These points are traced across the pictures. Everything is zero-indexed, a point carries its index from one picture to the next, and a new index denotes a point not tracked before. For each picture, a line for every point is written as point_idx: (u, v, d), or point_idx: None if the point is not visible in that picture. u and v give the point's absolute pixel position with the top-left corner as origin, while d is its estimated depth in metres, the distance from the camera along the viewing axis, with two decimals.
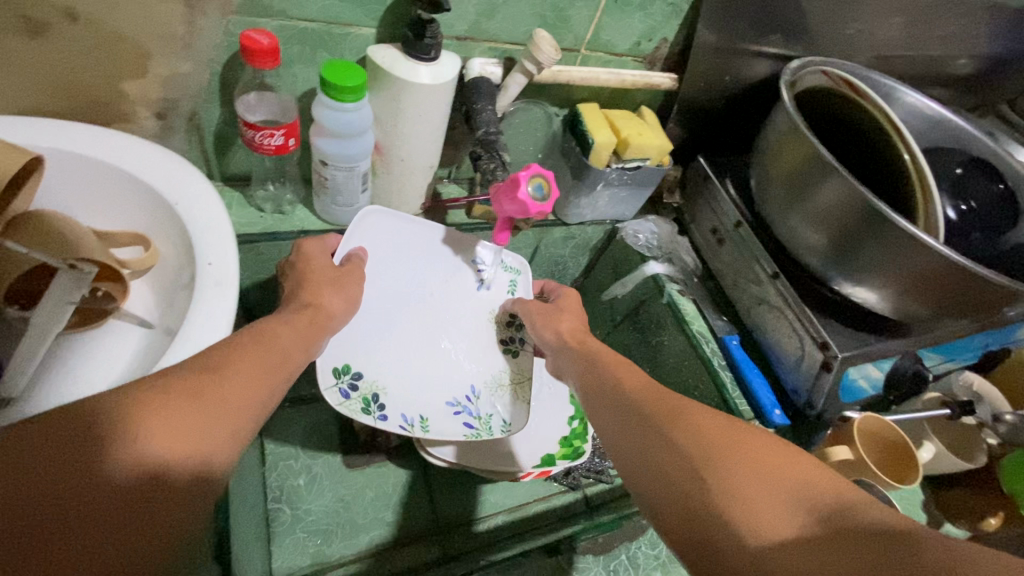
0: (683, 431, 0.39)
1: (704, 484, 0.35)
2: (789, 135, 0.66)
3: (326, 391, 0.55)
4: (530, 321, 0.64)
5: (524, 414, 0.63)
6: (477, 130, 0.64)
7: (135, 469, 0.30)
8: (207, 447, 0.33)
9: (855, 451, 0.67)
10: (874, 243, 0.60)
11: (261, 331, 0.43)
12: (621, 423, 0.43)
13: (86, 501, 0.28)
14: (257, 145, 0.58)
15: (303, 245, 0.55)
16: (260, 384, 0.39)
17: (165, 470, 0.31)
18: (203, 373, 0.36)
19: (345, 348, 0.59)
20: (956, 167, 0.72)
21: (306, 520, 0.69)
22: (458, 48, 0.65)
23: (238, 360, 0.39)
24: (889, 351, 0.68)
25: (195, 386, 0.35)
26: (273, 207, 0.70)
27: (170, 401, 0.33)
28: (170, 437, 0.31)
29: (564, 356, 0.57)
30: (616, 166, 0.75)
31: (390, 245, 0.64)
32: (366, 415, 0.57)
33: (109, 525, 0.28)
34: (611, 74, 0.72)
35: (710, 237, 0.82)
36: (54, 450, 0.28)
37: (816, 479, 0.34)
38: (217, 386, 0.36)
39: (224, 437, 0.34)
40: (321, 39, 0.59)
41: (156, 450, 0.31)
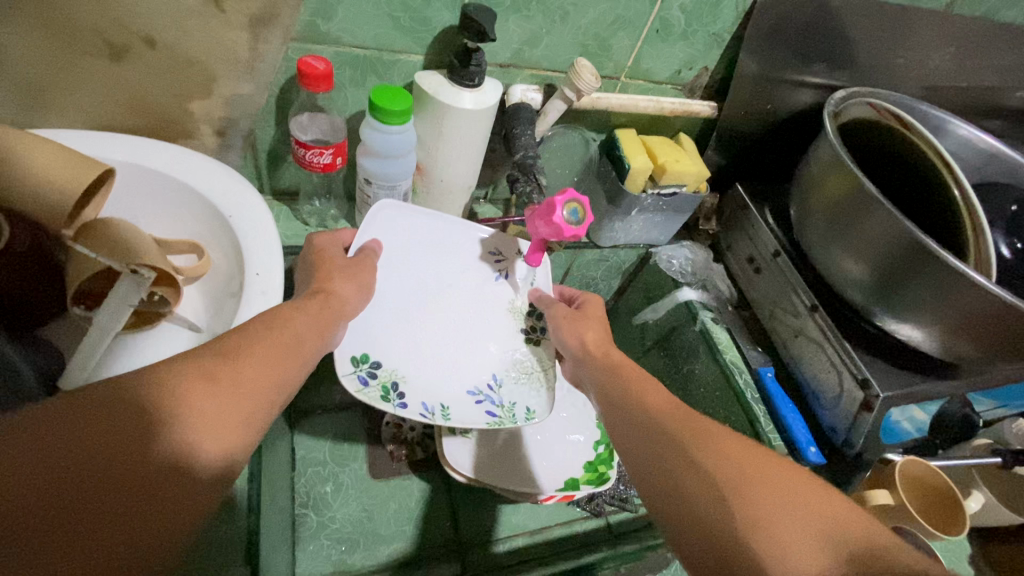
0: (707, 452, 0.39)
1: (727, 511, 0.35)
2: (832, 167, 0.65)
3: (344, 377, 0.55)
4: (554, 325, 0.63)
5: (547, 401, 0.63)
6: (515, 154, 0.66)
7: (156, 453, 0.32)
8: (223, 432, 0.35)
9: (896, 496, 0.63)
10: (921, 280, 0.58)
11: (278, 315, 0.45)
12: (642, 443, 0.42)
13: (108, 482, 0.30)
14: (307, 163, 0.61)
15: (315, 240, 0.57)
16: (278, 368, 0.40)
17: (186, 457, 0.33)
18: (222, 358, 0.38)
19: (364, 338, 0.59)
20: (1010, 205, 0.69)
21: (330, 527, 0.70)
22: (501, 75, 0.67)
23: (258, 343, 0.40)
24: (936, 392, 0.65)
25: (211, 373, 0.36)
26: (317, 221, 0.73)
27: (187, 387, 0.34)
28: (189, 424, 0.33)
29: (584, 366, 0.57)
30: (652, 192, 0.75)
31: (408, 241, 0.66)
32: (385, 403, 0.57)
33: (127, 506, 0.30)
34: (650, 101, 0.73)
35: (746, 266, 0.81)
36: (81, 431, 0.30)
37: (844, 518, 0.34)
38: (235, 369, 0.37)
39: (242, 425, 0.36)
40: (372, 65, 0.62)
41: (173, 436, 0.33)
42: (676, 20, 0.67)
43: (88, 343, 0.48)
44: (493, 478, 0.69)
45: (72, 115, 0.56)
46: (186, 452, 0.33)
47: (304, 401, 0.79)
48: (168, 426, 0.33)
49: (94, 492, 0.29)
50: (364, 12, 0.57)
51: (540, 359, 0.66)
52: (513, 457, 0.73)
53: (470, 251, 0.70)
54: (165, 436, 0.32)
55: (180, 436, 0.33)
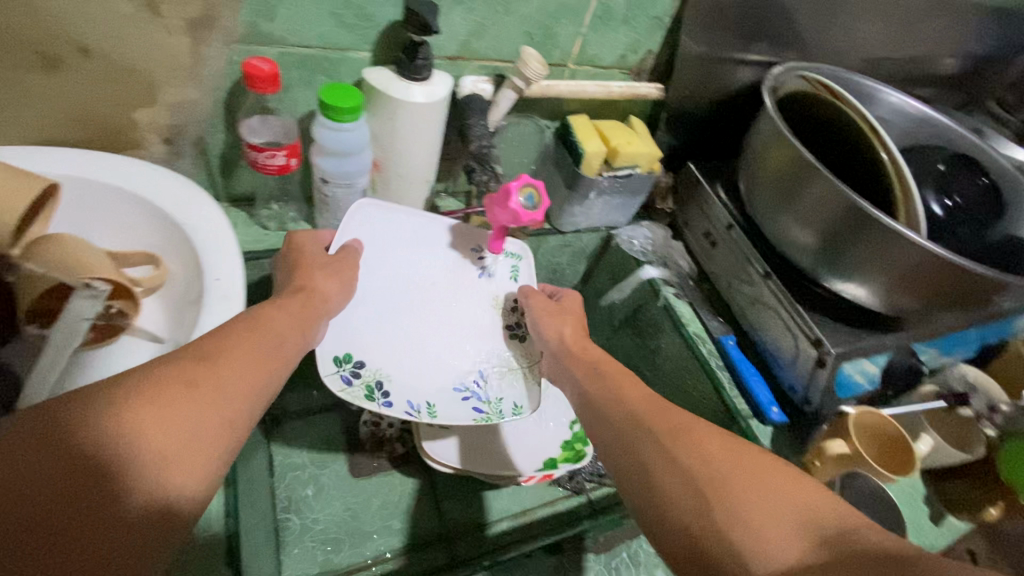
0: (686, 448, 0.40)
1: (707, 505, 0.37)
2: (774, 140, 0.68)
3: (327, 377, 0.56)
4: (533, 314, 0.65)
5: (535, 396, 0.64)
6: (471, 145, 0.66)
7: (134, 463, 0.31)
8: (202, 440, 0.34)
9: (851, 445, 0.66)
10: (861, 242, 0.62)
11: (259, 315, 0.45)
12: (622, 437, 0.44)
13: (84, 493, 0.29)
14: (261, 165, 0.61)
15: (294, 237, 0.58)
16: (253, 368, 0.39)
17: (166, 464, 0.32)
18: (199, 361, 0.37)
19: (347, 337, 0.60)
20: (939, 164, 0.72)
21: (314, 529, 0.71)
22: (450, 67, 0.67)
23: (235, 346, 0.40)
24: (882, 345, 0.69)
25: (182, 375, 0.36)
26: (276, 225, 0.72)
27: (165, 393, 0.34)
28: (166, 431, 0.33)
29: (561, 362, 0.59)
30: (607, 175, 0.77)
31: (385, 236, 0.66)
32: (370, 402, 0.57)
33: (102, 520, 0.29)
34: (599, 86, 0.75)
35: (703, 240, 0.84)
36: (56, 446, 0.30)
37: (818, 504, 0.36)
38: (214, 371, 0.37)
39: (220, 429, 0.35)
40: (319, 64, 0.62)
41: (148, 444, 0.32)
42: (616, 5, 0.69)
43: (44, 363, 0.46)
44: (477, 466, 0.71)
45: (11, 131, 0.55)
46: (162, 460, 0.32)
47: (279, 408, 0.79)
48: (144, 435, 0.32)
49: (68, 509, 0.29)
50: (306, 11, 0.57)
51: (519, 356, 0.67)
52: (493, 446, 0.75)
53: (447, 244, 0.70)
54: (141, 444, 0.32)
55: (157, 443, 0.32)
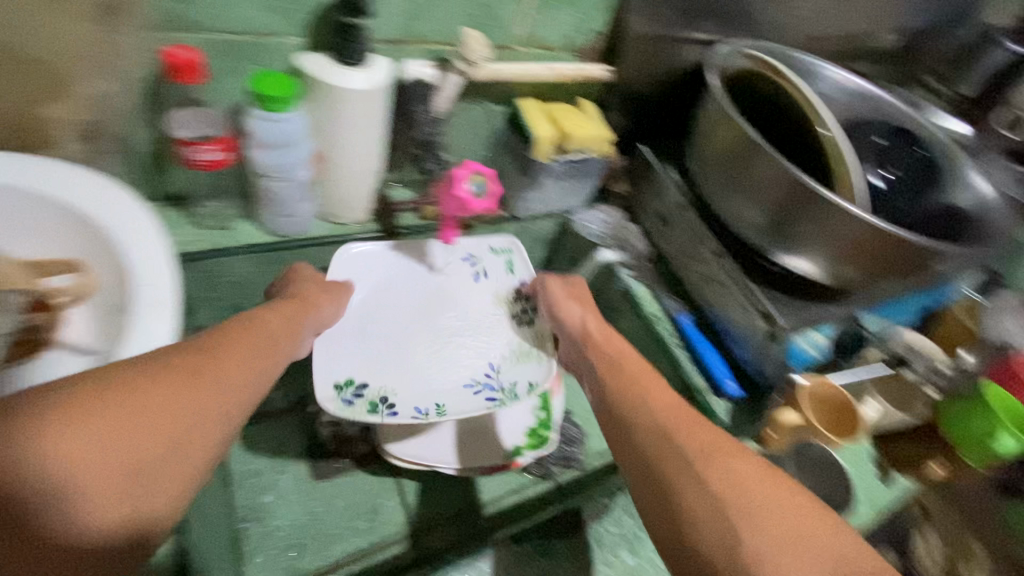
0: (718, 474, 0.41)
1: (735, 534, 0.38)
2: (721, 119, 0.69)
3: (328, 403, 0.57)
4: (548, 300, 0.65)
5: (546, 371, 0.64)
6: (416, 131, 0.68)
7: (142, 440, 0.35)
8: (199, 428, 0.38)
9: (802, 415, 0.70)
10: (805, 216, 0.63)
11: (251, 320, 0.47)
12: (650, 451, 0.44)
13: (96, 463, 0.33)
14: (191, 161, 0.59)
15: (295, 269, 0.61)
16: (240, 376, 0.42)
17: (167, 445, 0.36)
18: (203, 354, 0.41)
19: (346, 363, 0.60)
20: (876, 138, 0.75)
21: (276, 536, 0.68)
22: (390, 51, 0.65)
23: (235, 344, 0.43)
24: (829, 315, 0.71)
25: (164, 377, 0.37)
26: (214, 223, 0.68)
27: (171, 378, 0.38)
28: (172, 414, 0.37)
29: (579, 346, 0.59)
30: (560, 159, 0.76)
31: (375, 265, 0.68)
32: (375, 416, 0.58)
33: (108, 490, 0.33)
34: (545, 68, 0.73)
35: (657, 221, 0.84)
36: (74, 417, 0.33)
37: (845, 548, 0.38)
38: (216, 364, 0.41)
39: (215, 419, 0.39)
40: (248, 51, 0.59)
41: (154, 425, 0.36)
42: None
43: None
44: (479, 458, 0.72)
45: None
46: (165, 441, 0.36)
47: None
48: (153, 417, 0.36)
49: (83, 474, 0.33)
50: None
51: (529, 340, 0.67)
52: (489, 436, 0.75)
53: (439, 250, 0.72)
54: (148, 424, 0.35)
55: (161, 424, 0.36)
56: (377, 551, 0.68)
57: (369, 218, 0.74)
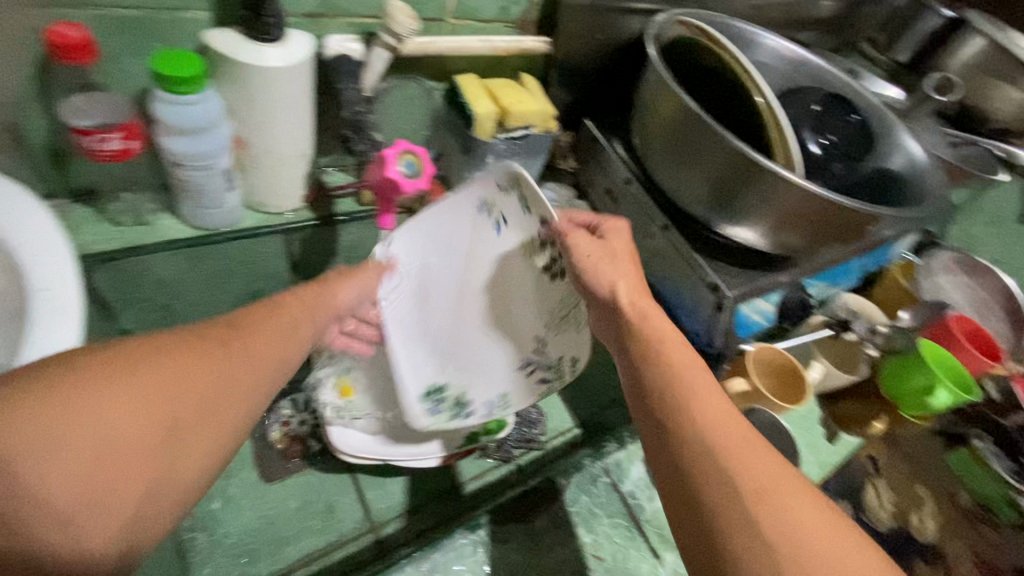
0: (761, 501, 0.38)
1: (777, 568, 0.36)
2: (661, 89, 0.68)
3: (417, 418, 0.70)
4: (574, 266, 0.54)
5: (586, 344, 0.58)
6: (343, 111, 0.63)
7: (177, 412, 0.38)
8: (228, 406, 0.41)
9: (750, 381, 0.69)
10: (746, 185, 0.63)
11: (272, 309, 0.49)
12: (686, 470, 0.41)
13: (136, 436, 0.35)
14: (93, 152, 0.55)
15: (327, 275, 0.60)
16: (261, 370, 0.44)
17: (201, 420, 0.39)
18: (230, 334, 0.44)
19: (425, 375, 0.71)
20: (814, 105, 0.74)
21: (226, 544, 0.66)
22: (310, 26, 0.61)
23: (259, 326, 0.46)
24: (775, 283, 0.71)
25: (196, 364, 0.40)
26: (131, 220, 0.63)
27: (204, 353, 0.41)
28: (206, 387, 0.40)
29: (606, 313, 0.53)
30: (502, 136, 0.73)
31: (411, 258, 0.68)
32: (455, 419, 0.69)
33: (145, 462, 0.36)
34: (483, 42, 0.72)
35: (606, 197, 0.83)
36: (116, 389, 0.35)
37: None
38: (243, 343, 0.44)
39: (245, 395, 0.42)
40: (149, 29, 0.55)
41: (187, 400, 0.38)
42: None
43: None
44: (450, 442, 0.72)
45: None
46: (197, 417, 0.39)
47: None
48: (190, 391, 0.39)
49: (124, 446, 0.35)
50: None
51: (562, 303, 0.59)
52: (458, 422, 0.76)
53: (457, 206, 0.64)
54: (184, 398, 0.38)
55: (197, 399, 0.39)
56: (337, 548, 0.66)
57: (304, 206, 0.70)
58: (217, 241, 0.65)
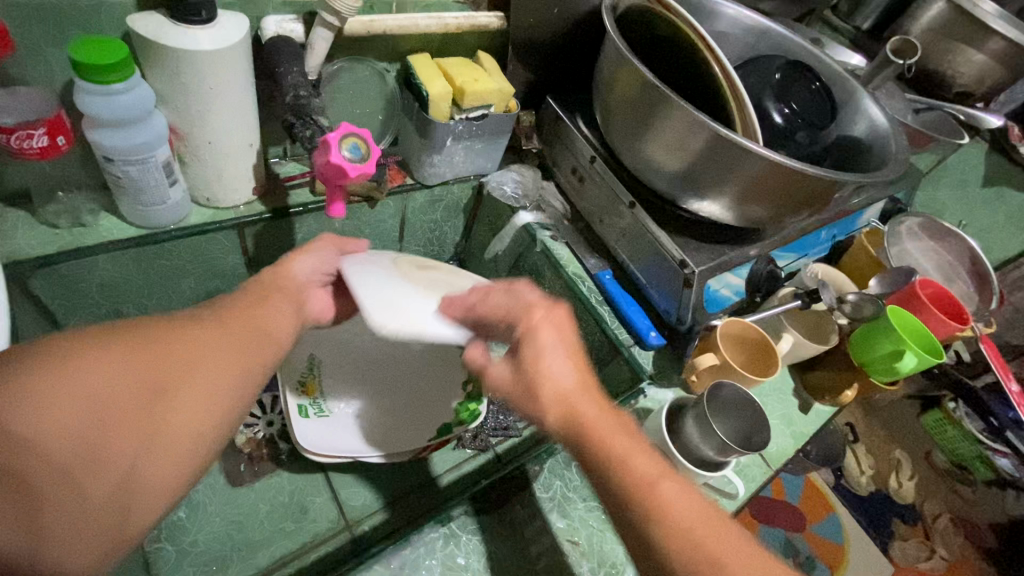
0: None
1: None
2: (618, 63, 0.66)
3: None
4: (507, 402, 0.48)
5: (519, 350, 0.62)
6: (285, 94, 0.58)
7: (162, 382, 0.38)
8: (219, 377, 0.40)
9: (719, 356, 0.67)
10: (708, 158, 0.62)
11: (259, 288, 0.49)
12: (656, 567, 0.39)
13: (124, 404, 0.36)
14: (16, 150, 0.51)
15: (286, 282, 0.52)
16: (251, 344, 0.43)
17: (191, 390, 0.39)
18: (217, 312, 0.44)
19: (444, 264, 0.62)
20: (774, 74, 0.73)
21: (194, 553, 0.63)
22: (246, 8, 0.58)
23: (245, 306, 0.46)
24: (744, 257, 0.71)
25: (185, 335, 0.40)
26: (69, 220, 0.60)
27: (191, 327, 0.41)
28: (193, 358, 0.40)
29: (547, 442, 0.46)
30: (459, 117, 0.71)
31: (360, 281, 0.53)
32: None
33: (135, 430, 0.36)
34: (431, 19, 0.69)
35: (572, 177, 0.81)
36: (101, 359, 0.36)
37: None
38: (228, 319, 0.44)
39: (236, 369, 0.42)
40: (70, 16, 0.51)
41: (173, 369, 0.39)
42: None
43: None
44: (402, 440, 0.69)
45: None
46: (185, 386, 0.39)
47: None
48: (176, 361, 0.39)
49: (113, 414, 0.35)
50: None
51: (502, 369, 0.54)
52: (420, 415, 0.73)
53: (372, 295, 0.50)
54: (171, 367, 0.39)
55: (184, 368, 0.39)
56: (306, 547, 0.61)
57: (256, 199, 0.67)
58: (160, 240, 0.62)
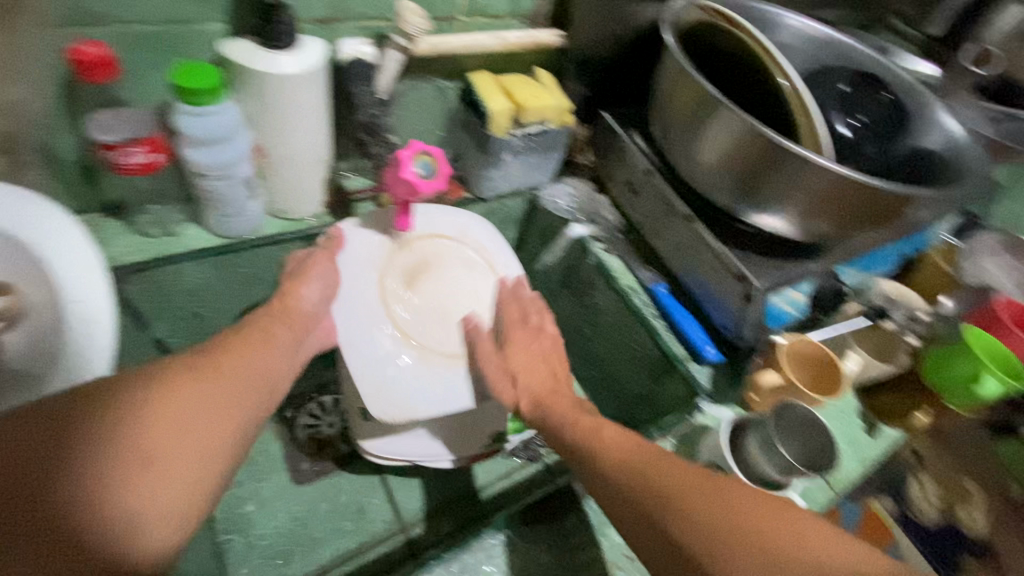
0: (685, 523, 0.43)
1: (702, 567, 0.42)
2: (679, 76, 0.66)
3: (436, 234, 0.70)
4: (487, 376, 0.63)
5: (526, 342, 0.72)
6: (359, 114, 0.63)
7: (154, 424, 0.38)
8: (213, 416, 0.41)
9: (783, 374, 0.68)
10: (772, 172, 0.61)
11: (249, 332, 0.51)
12: (634, 524, 0.46)
13: (114, 455, 0.36)
14: (121, 167, 0.56)
15: (288, 289, 0.57)
16: (241, 383, 0.45)
17: (184, 431, 0.39)
18: (206, 356, 0.45)
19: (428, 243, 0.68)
20: (841, 85, 0.71)
21: (261, 545, 0.67)
22: (323, 31, 0.61)
23: (233, 348, 0.47)
24: (807, 272, 0.69)
25: (183, 381, 0.42)
26: (159, 230, 0.65)
27: (175, 373, 0.42)
28: (184, 401, 0.40)
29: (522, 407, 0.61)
30: (518, 133, 0.73)
31: (355, 310, 0.61)
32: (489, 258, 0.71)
33: (133, 478, 0.36)
34: (494, 38, 0.71)
35: (625, 189, 0.80)
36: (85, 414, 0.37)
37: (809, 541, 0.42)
38: (218, 362, 0.45)
39: (229, 409, 0.42)
40: (168, 43, 0.56)
41: (167, 411, 0.39)
42: None
43: None
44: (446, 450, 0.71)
45: None
46: (179, 430, 0.39)
47: None
48: (168, 403, 0.40)
49: (103, 467, 0.36)
50: None
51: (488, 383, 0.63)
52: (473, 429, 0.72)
53: (363, 344, 0.59)
54: (162, 411, 0.39)
55: (180, 409, 0.40)
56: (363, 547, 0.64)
57: (325, 211, 0.71)
58: (236, 250, 0.66)
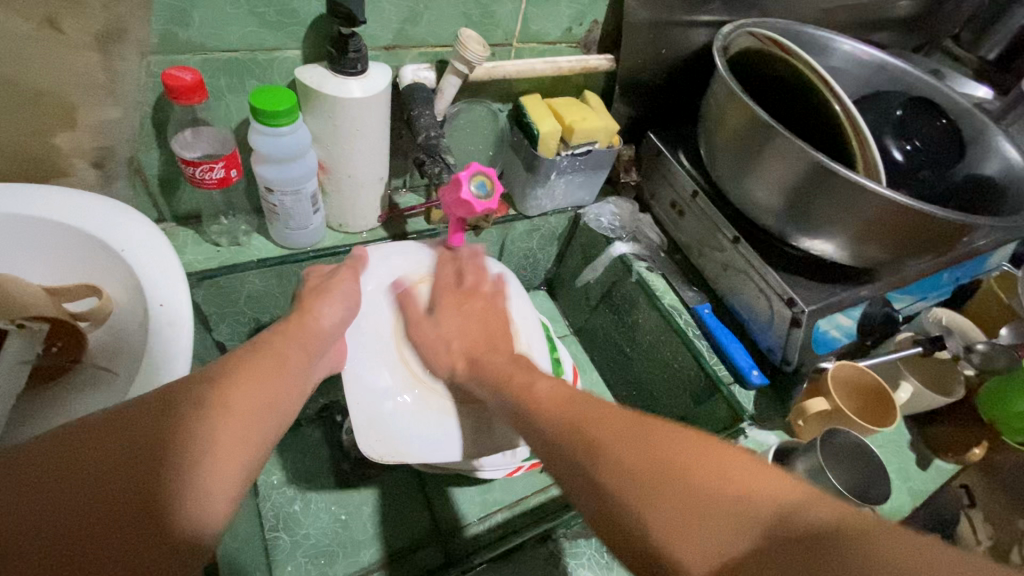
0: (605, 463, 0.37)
1: (636, 514, 0.35)
2: (729, 100, 0.67)
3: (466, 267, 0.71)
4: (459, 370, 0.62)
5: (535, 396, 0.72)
6: (419, 136, 0.65)
7: (151, 457, 0.33)
8: (224, 445, 0.36)
9: (831, 401, 0.66)
10: (824, 196, 0.61)
11: (265, 351, 0.46)
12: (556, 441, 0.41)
13: (106, 502, 0.31)
14: (199, 181, 0.60)
15: (306, 300, 0.55)
16: (257, 410, 0.40)
17: (190, 466, 0.34)
18: (217, 377, 0.40)
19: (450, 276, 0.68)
20: (896, 110, 0.71)
21: (306, 544, 0.69)
22: (388, 58, 0.65)
23: (245, 367, 0.42)
24: (858, 296, 0.68)
25: (189, 406, 0.36)
26: (228, 240, 0.70)
27: (177, 396, 0.37)
28: (191, 432, 0.35)
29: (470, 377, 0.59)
30: (565, 153, 0.75)
31: (365, 343, 0.60)
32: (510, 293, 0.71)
33: (124, 528, 0.31)
34: (547, 64, 0.73)
35: (670, 210, 0.81)
36: (74, 452, 0.32)
37: (757, 483, 0.33)
38: (230, 384, 0.40)
39: (242, 439, 0.37)
40: (248, 69, 0.60)
41: (173, 445, 0.34)
42: None
43: None
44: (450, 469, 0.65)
45: None
46: (184, 466, 0.34)
47: None
48: (174, 434, 0.35)
49: (91, 517, 0.31)
50: (223, 12, 0.55)
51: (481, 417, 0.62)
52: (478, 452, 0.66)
53: (365, 382, 0.58)
54: (166, 444, 0.34)
55: (187, 440, 0.35)
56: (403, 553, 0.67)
57: (379, 226, 0.74)
58: (297, 262, 0.69)
